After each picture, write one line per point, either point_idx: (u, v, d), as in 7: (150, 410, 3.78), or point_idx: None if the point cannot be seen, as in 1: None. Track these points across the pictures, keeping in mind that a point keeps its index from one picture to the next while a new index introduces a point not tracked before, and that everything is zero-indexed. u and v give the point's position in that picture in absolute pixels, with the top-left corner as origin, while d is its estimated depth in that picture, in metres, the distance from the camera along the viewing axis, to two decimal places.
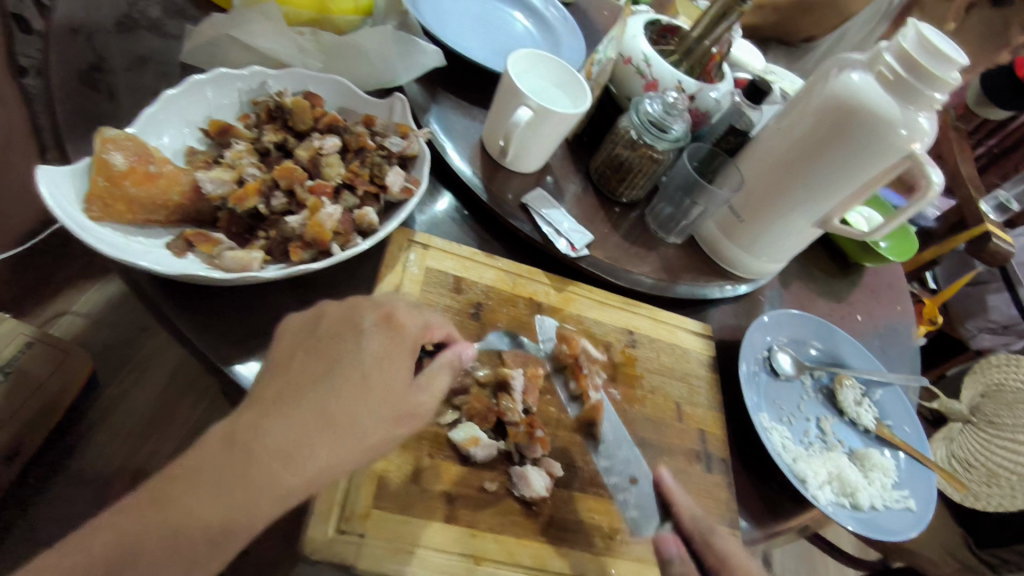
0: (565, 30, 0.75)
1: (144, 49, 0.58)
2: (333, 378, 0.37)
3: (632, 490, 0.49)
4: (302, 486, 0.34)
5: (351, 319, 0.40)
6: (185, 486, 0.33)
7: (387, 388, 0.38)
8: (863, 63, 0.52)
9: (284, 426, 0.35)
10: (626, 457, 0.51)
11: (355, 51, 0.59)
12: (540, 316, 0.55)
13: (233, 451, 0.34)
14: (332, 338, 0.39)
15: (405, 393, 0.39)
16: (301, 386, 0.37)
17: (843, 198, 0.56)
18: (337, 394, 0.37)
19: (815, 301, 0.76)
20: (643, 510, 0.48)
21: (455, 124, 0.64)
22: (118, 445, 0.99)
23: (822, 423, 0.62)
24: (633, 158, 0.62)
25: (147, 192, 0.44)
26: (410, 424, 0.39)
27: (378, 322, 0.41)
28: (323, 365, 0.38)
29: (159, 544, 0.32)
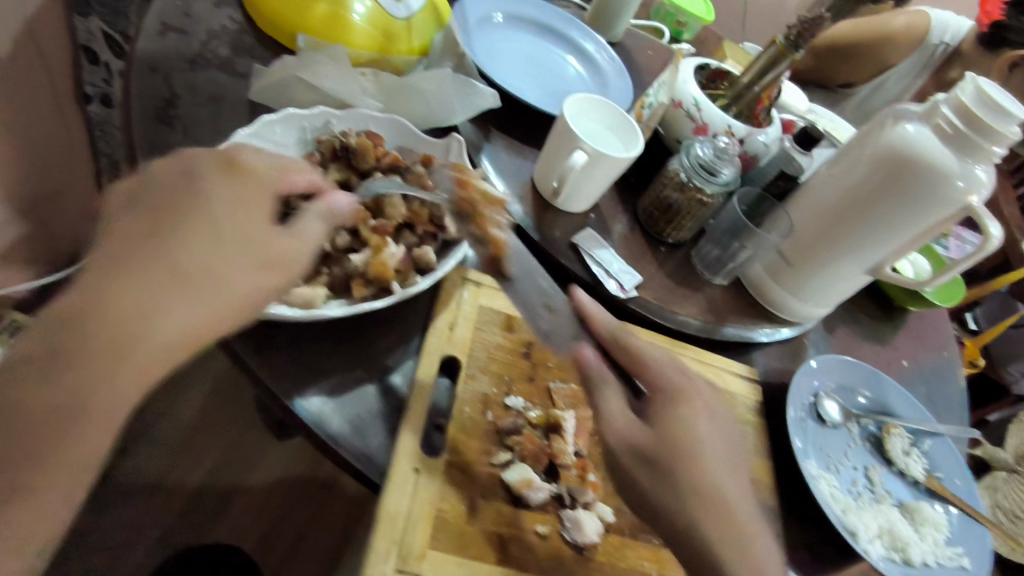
0: (614, 72, 0.77)
1: (215, 87, 0.61)
2: (179, 233, 0.36)
3: (549, 316, 0.51)
4: (178, 342, 0.35)
5: (185, 174, 0.38)
6: (54, 364, 0.33)
7: (242, 238, 0.38)
8: (919, 115, 0.52)
9: (134, 287, 0.34)
10: (535, 296, 0.53)
11: (413, 91, 0.61)
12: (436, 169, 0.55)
13: (62, 327, 0.33)
14: (169, 196, 0.37)
15: (266, 236, 0.39)
16: (140, 244, 0.36)
17: (896, 248, 0.56)
18: (186, 248, 0.36)
19: (861, 345, 0.75)
20: (557, 333, 0.51)
21: (506, 163, 0.65)
22: (157, 462, 1.00)
23: (870, 473, 0.61)
24: (682, 200, 0.63)
25: None
26: (281, 271, 0.40)
27: (217, 172, 0.39)
28: (161, 219, 0.37)
29: (36, 430, 0.33)
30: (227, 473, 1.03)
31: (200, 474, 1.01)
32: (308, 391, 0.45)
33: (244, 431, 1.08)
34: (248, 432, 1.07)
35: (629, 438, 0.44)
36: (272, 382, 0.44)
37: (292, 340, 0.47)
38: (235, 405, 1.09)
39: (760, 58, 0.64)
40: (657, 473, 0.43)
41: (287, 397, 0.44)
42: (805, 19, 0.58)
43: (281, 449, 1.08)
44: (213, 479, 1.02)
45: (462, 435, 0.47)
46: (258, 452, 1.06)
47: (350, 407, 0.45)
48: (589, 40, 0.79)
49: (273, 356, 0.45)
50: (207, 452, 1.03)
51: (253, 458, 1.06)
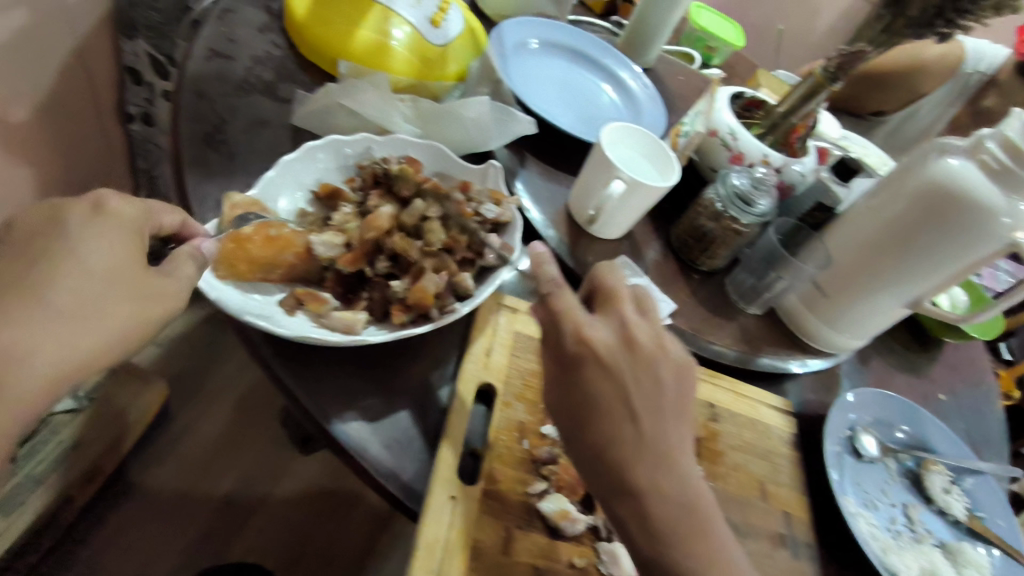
0: (647, 99, 0.78)
1: (260, 112, 0.62)
2: (43, 269, 0.37)
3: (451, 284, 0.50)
4: (44, 383, 0.36)
5: (53, 215, 0.39)
6: None
7: (116, 272, 0.39)
8: (964, 149, 0.51)
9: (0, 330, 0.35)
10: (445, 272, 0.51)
11: (452, 117, 0.62)
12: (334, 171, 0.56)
13: None
14: (31, 237, 0.38)
15: (141, 275, 0.40)
16: (17, 279, 0.36)
17: (937, 282, 0.55)
18: (56, 285, 0.37)
19: (897, 377, 0.73)
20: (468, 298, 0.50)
21: (541, 188, 0.66)
22: (182, 473, 1.02)
23: (909, 511, 0.60)
24: (717, 229, 0.62)
25: (267, 254, 0.47)
26: (161, 304, 0.40)
27: (84, 212, 0.40)
28: (40, 254, 0.38)
29: None
30: (251, 486, 1.04)
31: (225, 487, 1.03)
32: (346, 414, 0.45)
33: (269, 446, 1.09)
34: (272, 447, 1.08)
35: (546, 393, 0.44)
36: (311, 403, 0.44)
37: (333, 363, 0.47)
38: (260, 419, 1.11)
39: (798, 89, 0.64)
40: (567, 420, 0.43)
41: (327, 421, 0.44)
42: (845, 52, 0.58)
43: (304, 464, 1.08)
44: (237, 492, 1.03)
45: (499, 463, 0.47)
46: (282, 466, 1.07)
47: (386, 432, 0.45)
48: (624, 68, 0.80)
49: (314, 379, 0.46)
50: (231, 464, 1.05)
51: (277, 472, 1.06)
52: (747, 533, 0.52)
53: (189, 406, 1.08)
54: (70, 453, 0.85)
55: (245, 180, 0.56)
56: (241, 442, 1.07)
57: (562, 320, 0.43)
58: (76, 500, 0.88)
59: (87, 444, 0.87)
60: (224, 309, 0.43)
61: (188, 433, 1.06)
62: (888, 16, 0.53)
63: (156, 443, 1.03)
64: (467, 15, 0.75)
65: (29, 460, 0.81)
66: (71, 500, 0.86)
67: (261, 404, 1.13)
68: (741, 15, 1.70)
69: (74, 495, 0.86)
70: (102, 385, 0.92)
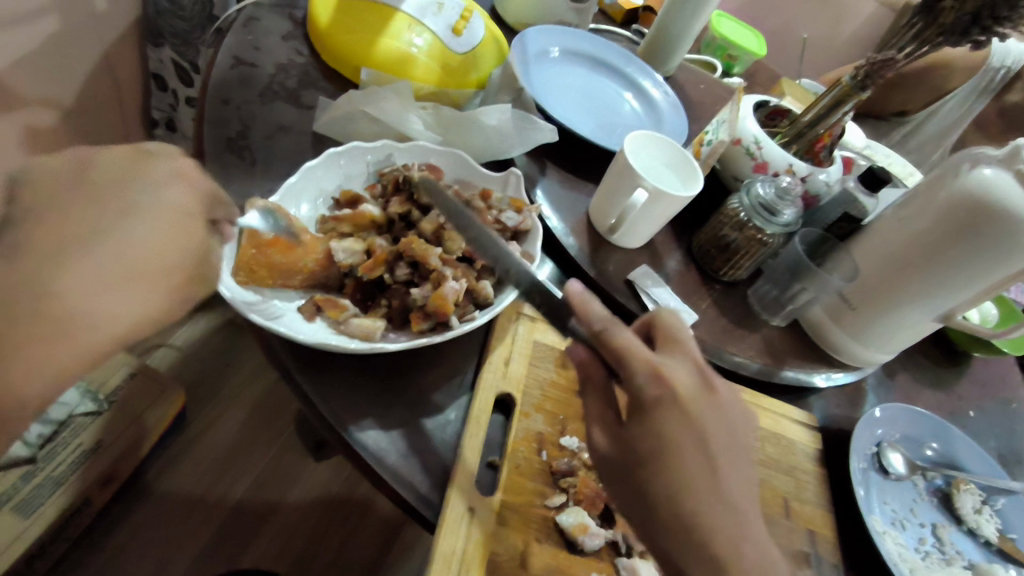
0: (669, 107, 0.77)
1: (282, 119, 0.62)
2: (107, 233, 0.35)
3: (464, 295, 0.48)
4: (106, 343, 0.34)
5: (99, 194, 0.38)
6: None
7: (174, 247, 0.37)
8: (999, 159, 0.49)
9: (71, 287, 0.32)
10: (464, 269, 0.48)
11: (474, 124, 0.62)
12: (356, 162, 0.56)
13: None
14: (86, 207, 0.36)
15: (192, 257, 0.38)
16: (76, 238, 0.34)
17: (969, 296, 0.54)
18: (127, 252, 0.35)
19: (923, 392, 0.71)
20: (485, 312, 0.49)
21: (562, 197, 0.66)
22: (198, 476, 1.02)
23: (937, 531, 0.58)
24: (740, 239, 0.62)
25: (287, 259, 0.46)
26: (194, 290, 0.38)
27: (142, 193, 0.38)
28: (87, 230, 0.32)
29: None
30: (265, 491, 1.04)
31: (240, 490, 1.03)
32: (365, 422, 0.45)
33: (283, 451, 1.09)
34: (287, 452, 1.09)
35: (599, 447, 0.39)
36: (329, 410, 0.44)
37: (352, 370, 0.47)
38: (277, 423, 1.11)
39: (824, 98, 0.63)
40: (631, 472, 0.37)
41: (346, 428, 0.44)
42: (874, 60, 0.57)
43: (317, 470, 1.08)
44: (252, 497, 1.03)
45: (517, 475, 0.46)
46: (295, 471, 1.07)
47: (403, 441, 0.45)
48: (646, 76, 0.80)
49: (333, 386, 0.45)
50: (247, 468, 1.05)
51: (290, 477, 1.06)
52: (771, 551, 0.51)
53: (206, 410, 1.09)
54: (88, 456, 0.88)
55: (268, 186, 0.57)
56: (256, 447, 1.08)
57: (617, 354, 0.38)
58: (93, 501, 0.89)
59: (106, 446, 0.90)
60: (244, 314, 0.43)
61: (205, 436, 1.06)
62: (921, 24, 0.53)
63: (174, 445, 1.04)
64: (488, 23, 0.75)
65: (51, 462, 0.85)
66: (89, 502, 0.88)
67: (278, 408, 1.13)
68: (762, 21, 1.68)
69: (92, 496, 0.88)
70: (122, 388, 0.94)
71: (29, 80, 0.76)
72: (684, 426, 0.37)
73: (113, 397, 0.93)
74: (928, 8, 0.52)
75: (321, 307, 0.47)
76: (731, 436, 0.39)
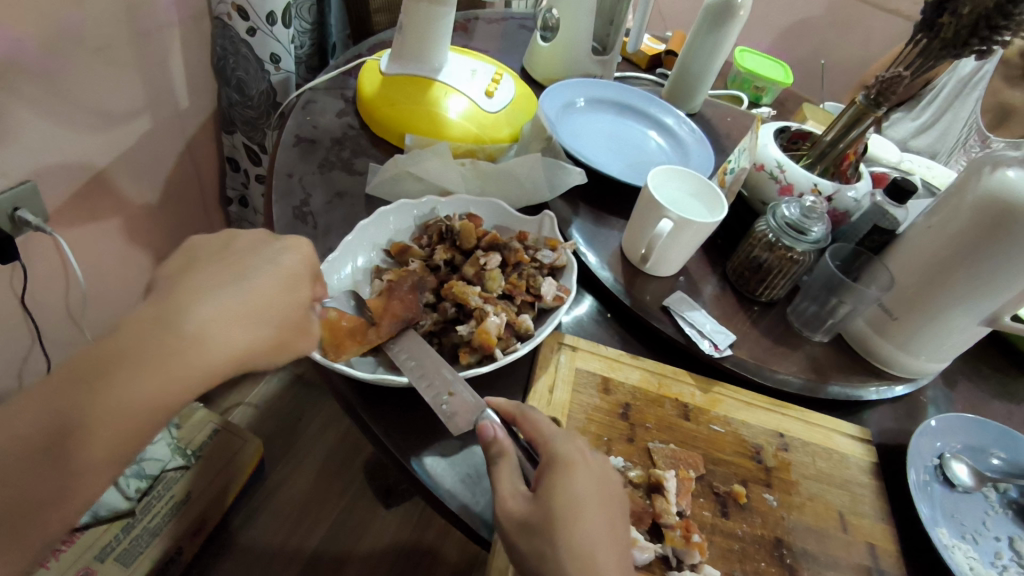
0: (694, 141, 0.81)
1: (341, 186, 0.70)
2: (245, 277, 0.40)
3: (451, 400, 0.48)
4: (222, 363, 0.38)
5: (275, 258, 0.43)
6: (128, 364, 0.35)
7: (277, 294, 0.41)
8: (1019, 160, 0.51)
9: (211, 310, 0.38)
10: (447, 379, 0.49)
11: (508, 176, 0.69)
12: (402, 204, 0.62)
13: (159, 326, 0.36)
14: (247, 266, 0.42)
15: (286, 304, 0.42)
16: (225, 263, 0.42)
17: (1013, 294, 0.53)
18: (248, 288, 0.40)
19: (990, 403, 0.67)
20: (458, 416, 0.47)
21: (595, 233, 0.70)
22: (278, 527, 1.08)
23: (1016, 544, 0.54)
24: (772, 259, 0.64)
25: (353, 324, 0.51)
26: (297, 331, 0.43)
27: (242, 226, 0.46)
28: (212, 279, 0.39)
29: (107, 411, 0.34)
30: (337, 541, 1.08)
31: (318, 539, 1.08)
32: (423, 453, 0.48)
33: (353, 500, 1.14)
34: (357, 502, 1.14)
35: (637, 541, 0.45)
36: (389, 442, 0.48)
37: (414, 406, 0.51)
38: (348, 473, 1.17)
39: (842, 118, 0.65)
40: (541, 550, 0.39)
41: (410, 458, 0.48)
42: (883, 79, 0.58)
43: (387, 520, 1.13)
44: (327, 545, 1.07)
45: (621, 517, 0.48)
46: (365, 521, 1.12)
47: (460, 466, 0.48)
48: (670, 115, 0.84)
49: (392, 419, 0.50)
50: (324, 516, 1.11)
51: (361, 525, 1.11)
52: (830, 565, 0.49)
53: (281, 463, 1.15)
54: (179, 507, 0.95)
55: (329, 243, 0.63)
56: (329, 496, 1.13)
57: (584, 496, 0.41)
58: (183, 551, 0.95)
59: (195, 497, 0.97)
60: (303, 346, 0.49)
61: (283, 486, 1.13)
62: (925, 39, 0.55)
63: (255, 496, 1.10)
64: (518, 84, 0.83)
65: (147, 514, 0.93)
66: (181, 551, 0.95)
67: (350, 459, 1.18)
68: (789, 51, 1.75)
69: (182, 547, 0.95)
70: (208, 443, 1.03)
71: (127, 172, 0.88)
72: (596, 481, 0.43)
73: (199, 451, 1.02)
74: (930, 25, 0.54)
75: (335, 347, 0.50)
76: (614, 498, 0.43)
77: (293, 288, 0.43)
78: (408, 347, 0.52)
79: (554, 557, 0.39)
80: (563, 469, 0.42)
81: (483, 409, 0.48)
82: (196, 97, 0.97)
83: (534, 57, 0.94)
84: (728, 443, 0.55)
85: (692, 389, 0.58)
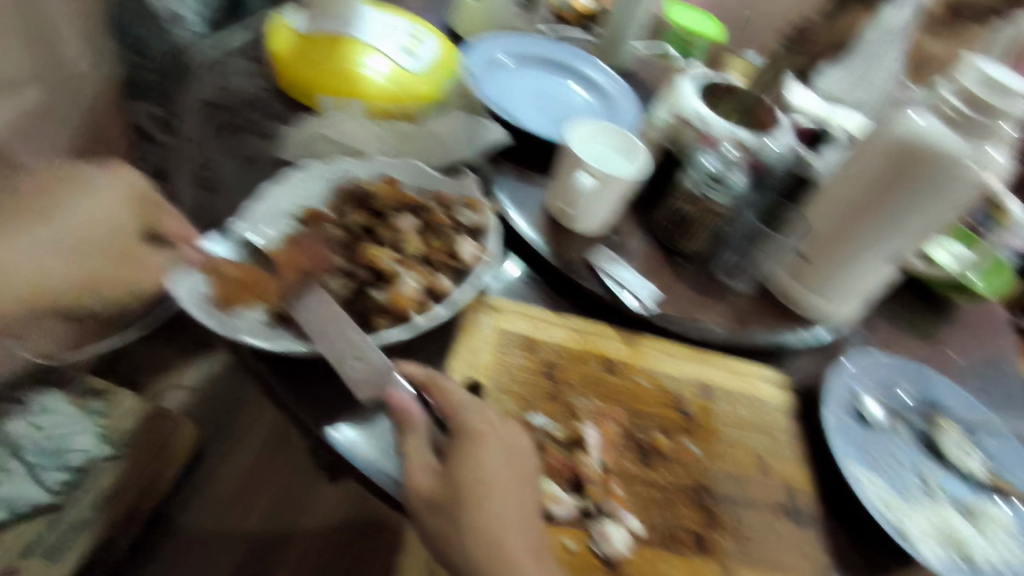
0: (621, 97, 0.80)
1: (250, 151, 0.66)
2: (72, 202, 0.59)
3: (360, 361, 0.47)
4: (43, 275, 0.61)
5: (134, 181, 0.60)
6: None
7: (82, 219, 0.58)
8: (928, 106, 0.52)
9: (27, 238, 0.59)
10: (353, 339, 0.48)
11: (428, 135, 0.67)
12: (312, 165, 0.59)
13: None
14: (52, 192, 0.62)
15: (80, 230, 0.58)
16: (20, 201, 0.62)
17: (919, 238, 0.55)
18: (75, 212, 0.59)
19: (904, 343, 0.70)
20: (366, 378, 0.46)
21: (520, 192, 0.68)
22: (218, 509, 1.05)
23: (925, 475, 0.56)
24: (694, 212, 0.64)
25: (238, 271, 0.50)
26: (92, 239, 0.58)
27: None
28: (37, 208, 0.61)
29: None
30: (280, 519, 1.07)
31: (258, 518, 1.06)
32: (337, 423, 0.47)
33: (298, 477, 1.12)
34: (300, 477, 1.12)
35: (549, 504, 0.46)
36: (302, 414, 0.47)
37: (325, 377, 0.49)
38: (289, 449, 1.14)
39: None
40: (447, 529, 0.41)
41: (323, 429, 0.46)
42: None
43: (329, 494, 1.12)
44: (269, 524, 1.06)
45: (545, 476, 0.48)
46: (308, 495, 1.10)
47: (378, 436, 0.47)
48: (597, 72, 0.82)
49: (305, 391, 0.48)
50: (266, 495, 1.09)
51: (304, 501, 1.10)
52: (748, 506, 0.51)
53: (219, 445, 1.12)
54: (110, 499, 0.91)
55: None
56: (271, 475, 1.11)
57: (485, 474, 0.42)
58: (118, 541, 0.92)
59: (126, 487, 0.93)
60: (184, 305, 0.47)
61: (222, 468, 1.10)
62: None
63: (193, 479, 1.07)
64: (443, 43, 0.78)
65: (73, 507, 0.88)
66: (114, 542, 0.92)
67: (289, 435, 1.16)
68: None
69: (114, 538, 0.92)
70: (137, 431, 0.96)
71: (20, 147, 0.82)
72: (508, 455, 0.44)
73: (128, 439, 0.95)
74: None
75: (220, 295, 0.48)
76: (527, 470, 0.44)
77: (111, 211, 0.58)
78: (313, 304, 0.49)
79: (456, 534, 0.41)
80: (469, 450, 0.43)
81: (390, 369, 0.47)
82: (94, 63, 0.90)
83: (458, 13, 0.90)
84: (651, 395, 0.55)
85: (618, 344, 0.58)
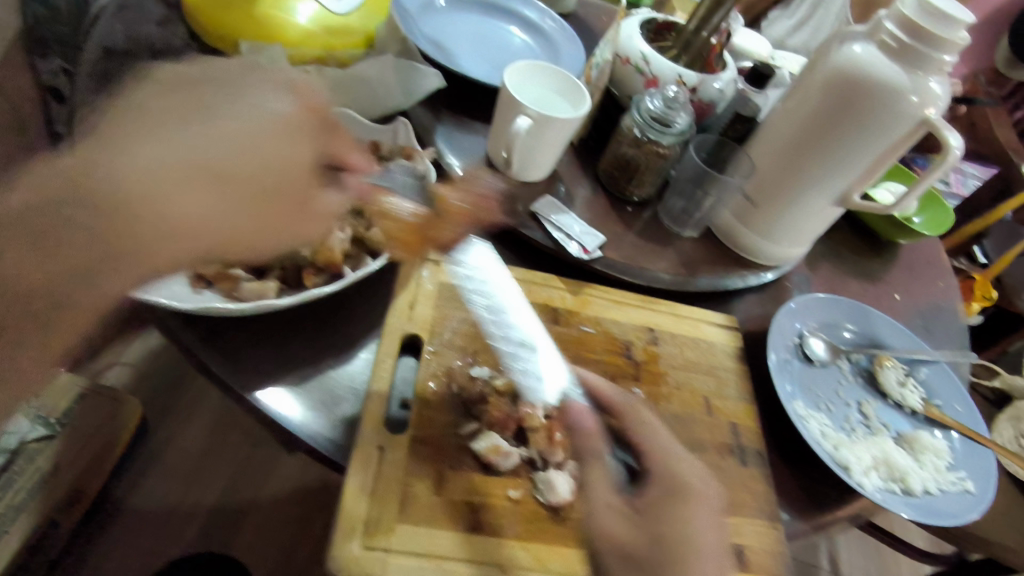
0: (563, 39, 0.77)
1: None
2: None
3: (530, 358, 0.50)
4: None
5: None
6: None
7: None
8: (863, 35, 0.51)
9: None
10: (523, 329, 0.52)
11: (357, 81, 0.62)
12: None
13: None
14: None
15: None
16: None
17: (858, 174, 0.55)
18: None
19: (847, 283, 0.71)
20: (540, 380, 0.49)
21: (460, 141, 0.65)
22: (172, 484, 1.03)
23: (863, 408, 0.58)
24: (639, 155, 0.62)
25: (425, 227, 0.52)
26: None
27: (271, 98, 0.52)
28: None
29: None
30: (239, 490, 1.05)
31: (215, 492, 1.04)
32: (265, 382, 0.45)
33: (252, 450, 1.10)
34: (256, 449, 1.10)
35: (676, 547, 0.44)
36: (228, 376, 0.45)
37: (256, 343, 0.47)
38: (243, 425, 1.12)
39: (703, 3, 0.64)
40: None
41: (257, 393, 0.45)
42: None
43: (292, 463, 1.10)
44: (226, 498, 1.04)
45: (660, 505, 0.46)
46: (267, 465, 1.09)
47: (317, 391, 0.46)
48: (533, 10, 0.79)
49: (233, 351, 0.46)
50: (221, 470, 1.06)
51: (263, 471, 1.08)
52: (694, 447, 0.51)
53: (167, 422, 1.08)
54: (47, 480, 0.86)
55: None
56: (225, 448, 1.08)
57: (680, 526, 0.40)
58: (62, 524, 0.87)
59: (65, 467, 0.88)
60: None
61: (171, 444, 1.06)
62: None
63: (141, 456, 1.04)
64: None
65: (10, 490, 0.83)
66: (57, 524, 0.87)
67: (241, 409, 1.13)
68: None
69: (58, 519, 0.87)
70: (74, 410, 0.92)
71: None
72: (714, 522, 0.41)
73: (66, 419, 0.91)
74: None
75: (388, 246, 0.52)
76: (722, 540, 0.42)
77: None
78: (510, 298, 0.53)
79: None
80: (671, 509, 0.41)
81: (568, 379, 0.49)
82: None
83: None
84: (597, 343, 0.54)
85: (562, 293, 0.56)
